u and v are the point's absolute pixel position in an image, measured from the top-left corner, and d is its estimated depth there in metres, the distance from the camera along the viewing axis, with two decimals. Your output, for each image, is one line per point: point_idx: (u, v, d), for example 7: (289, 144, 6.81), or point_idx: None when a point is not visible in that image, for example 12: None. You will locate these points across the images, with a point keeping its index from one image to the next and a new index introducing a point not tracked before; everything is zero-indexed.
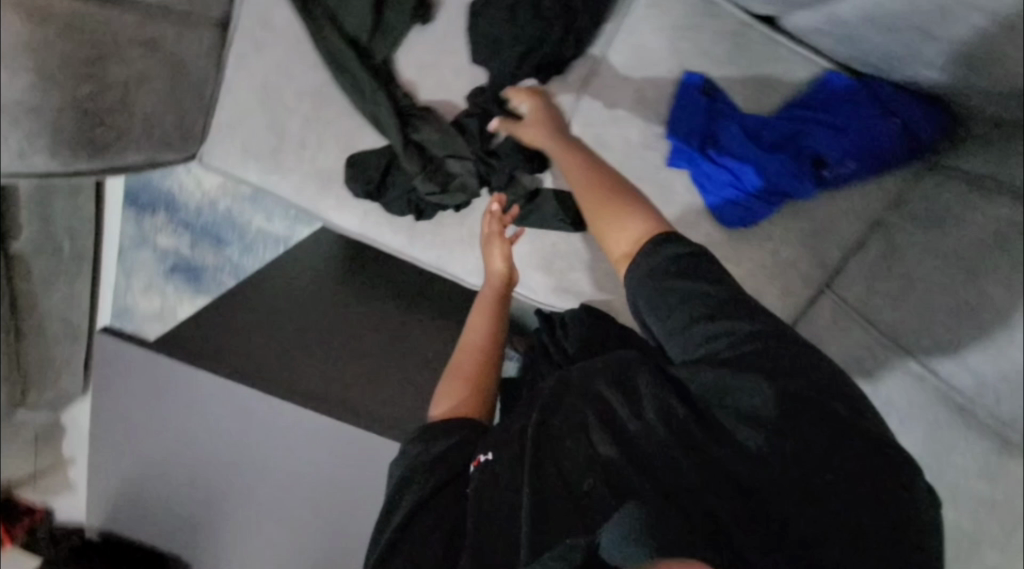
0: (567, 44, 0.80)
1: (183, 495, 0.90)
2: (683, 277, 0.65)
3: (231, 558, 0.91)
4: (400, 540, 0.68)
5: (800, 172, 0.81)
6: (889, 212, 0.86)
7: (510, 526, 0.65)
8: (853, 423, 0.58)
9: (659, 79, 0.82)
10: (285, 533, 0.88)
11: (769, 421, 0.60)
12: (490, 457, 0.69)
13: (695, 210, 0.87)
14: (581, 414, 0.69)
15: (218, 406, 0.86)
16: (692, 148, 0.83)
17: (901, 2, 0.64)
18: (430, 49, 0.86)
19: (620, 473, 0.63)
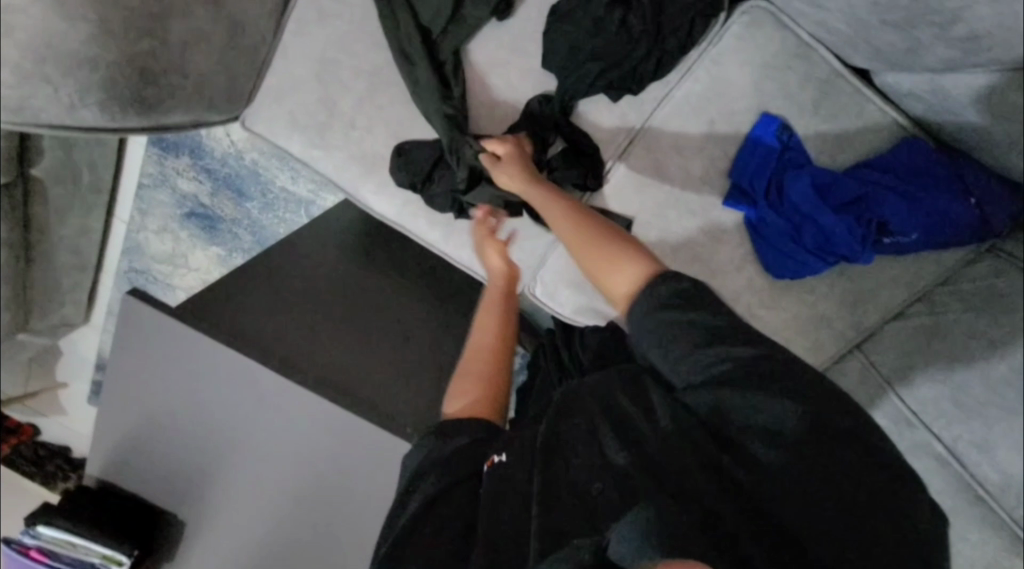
0: (647, 65, 0.76)
1: (186, 464, 0.87)
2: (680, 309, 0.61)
3: (224, 534, 0.87)
4: (408, 539, 0.63)
5: (864, 234, 0.77)
6: (938, 286, 0.82)
7: (520, 534, 0.60)
8: (854, 436, 0.56)
9: (735, 115, 0.78)
10: (285, 518, 0.84)
11: (783, 442, 0.57)
12: (504, 459, 0.65)
13: (743, 255, 0.83)
14: (593, 419, 0.64)
15: (226, 377, 0.82)
16: (756, 192, 0.80)
17: (1014, 90, 0.67)
18: (501, 44, 0.81)
19: (632, 483, 0.59)
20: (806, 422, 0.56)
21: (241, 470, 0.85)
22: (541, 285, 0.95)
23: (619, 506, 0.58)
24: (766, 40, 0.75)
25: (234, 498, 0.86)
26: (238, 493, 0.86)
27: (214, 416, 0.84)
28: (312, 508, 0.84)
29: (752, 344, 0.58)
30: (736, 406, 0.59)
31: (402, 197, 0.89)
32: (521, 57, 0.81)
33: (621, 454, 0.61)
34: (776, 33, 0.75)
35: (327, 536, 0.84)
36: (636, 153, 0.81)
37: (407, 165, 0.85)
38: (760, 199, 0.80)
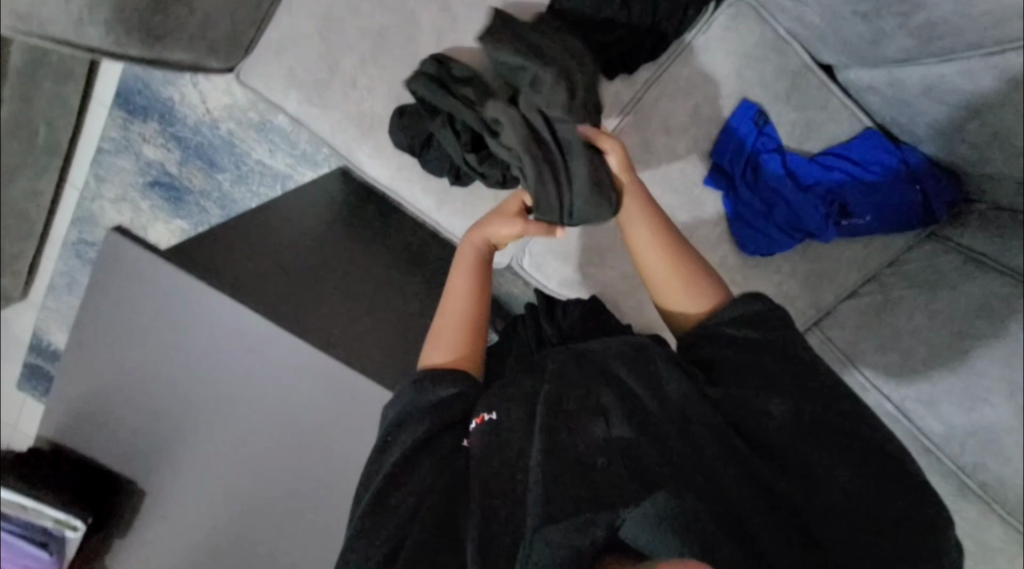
0: (643, 46, 0.82)
1: (147, 420, 0.83)
2: (736, 324, 0.72)
3: (185, 501, 0.84)
4: (393, 483, 0.70)
5: (827, 214, 0.86)
6: (886, 268, 0.91)
7: (512, 486, 0.68)
8: (851, 430, 0.68)
9: (719, 99, 0.85)
10: (256, 481, 0.82)
11: (784, 429, 0.68)
12: (495, 417, 0.71)
13: (719, 231, 0.90)
14: (590, 388, 0.71)
15: (211, 326, 0.79)
16: (733, 172, 0.87)
17: (966, 81, 0.72)
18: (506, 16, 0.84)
19: (638, 457, 0.68)
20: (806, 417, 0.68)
21: (219, 426, 0.82)
22: (529, 254, 0.99)
23: (621, 477, 0.67)
24: (749, 32, 0.83)
25: (208, 458, 0.82)
26: (213, 451, 0.82)
27: (194, 368, 0.80)
28: (291, 470, 0.81)
29: (788, 360, 0.69)
30: (732, 393, 0.70)
31: (397, 158, 0.90)
32: None
33: (622, 428, 0.70)
34: (757, 26, 0.83)
35: (303, 499, 0.81)
36: (627, 129, 0.86)
37: (408, 126, 0.85)
38: (737, 178, 0.87)
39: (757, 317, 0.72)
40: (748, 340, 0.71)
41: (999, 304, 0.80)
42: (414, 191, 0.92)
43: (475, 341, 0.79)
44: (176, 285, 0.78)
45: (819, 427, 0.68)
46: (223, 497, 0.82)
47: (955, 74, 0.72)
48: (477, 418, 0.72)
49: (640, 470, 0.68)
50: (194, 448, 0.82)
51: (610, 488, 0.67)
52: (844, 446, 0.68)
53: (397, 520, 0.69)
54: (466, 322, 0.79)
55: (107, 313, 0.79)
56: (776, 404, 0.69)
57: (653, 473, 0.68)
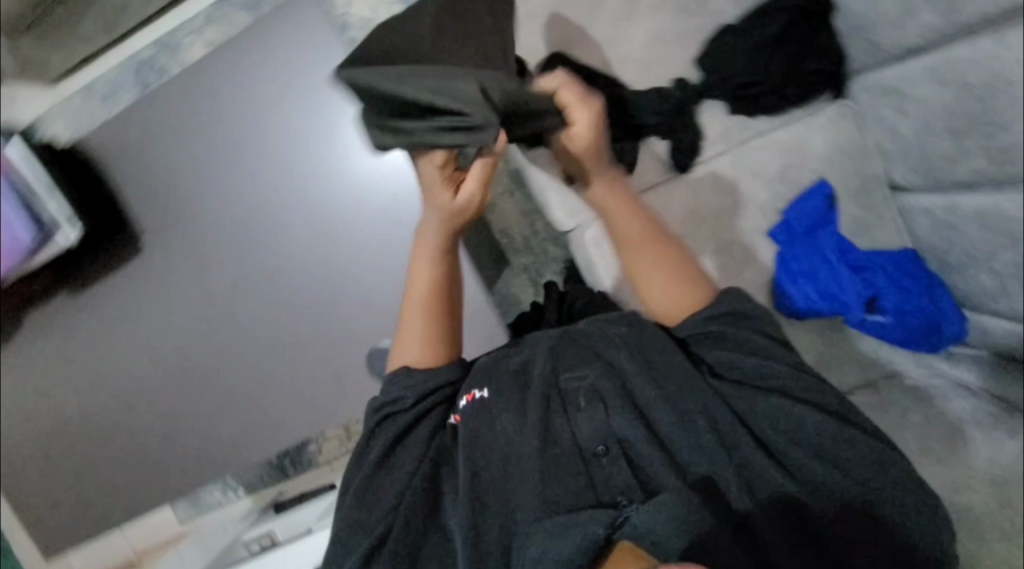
0: (764, 102, 0.97)
1: (181, 249, 0.84)
2: (724, 329, 0.78)
3: (185, 355, 0.87)
4: (398, 452, 0.77)
5: (861, 296, 0.97)
6: (884, 377, 1.02)
7: (512, 466, 0.76)
8: (874, 453, 0.72)
9: (807, 170, 1.00)
10: (276, 340, 0.87)
11: (802, 444, 0.74)
12: (485, 395, 0.78)
13: (764, 280, 1.02)
14: (583, 374, 0.79)
15: (323, 171, 0.83)
16: (796, 233, 0.99)
17: (1014, 208, 0.81)
18: (674, 28, 0.97)
19: (638, 453, 0.76)
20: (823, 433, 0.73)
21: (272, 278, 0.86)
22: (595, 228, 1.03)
23: (622, 468, 0.75)
24: (845, 131, 0.99)
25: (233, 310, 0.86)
26: (253, 299, 0.86)
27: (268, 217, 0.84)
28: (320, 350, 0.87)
29: (792, 373, 0.76)
30: (732, 403, 0.75)
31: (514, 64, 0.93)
32: (683, 42, 0.97)
33: (623, 416, 0.77)
34: (852, 129, 0.99)
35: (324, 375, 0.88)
36: (727, 161, 1.01)
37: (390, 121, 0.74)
38: (798, 238, 0.99)
39: (757, 315, 0.79)
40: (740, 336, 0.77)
41: (984, 420, 0.93)
42: None
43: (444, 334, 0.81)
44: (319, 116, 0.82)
45: (832, 439, 0.73)
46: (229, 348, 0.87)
47: (1009, 203, 0.81)
48: (466, 396, 0.79)
49: (639, 463, 0.76)
50: (224, 290, 0.85)
51: (610, 476, 0.75)
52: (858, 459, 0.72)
53: (394, 491, 0.75)
54: (424, 304, 0.80)
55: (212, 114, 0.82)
56: (786, 423, 0.74)
57: (656, 476, 0.75)
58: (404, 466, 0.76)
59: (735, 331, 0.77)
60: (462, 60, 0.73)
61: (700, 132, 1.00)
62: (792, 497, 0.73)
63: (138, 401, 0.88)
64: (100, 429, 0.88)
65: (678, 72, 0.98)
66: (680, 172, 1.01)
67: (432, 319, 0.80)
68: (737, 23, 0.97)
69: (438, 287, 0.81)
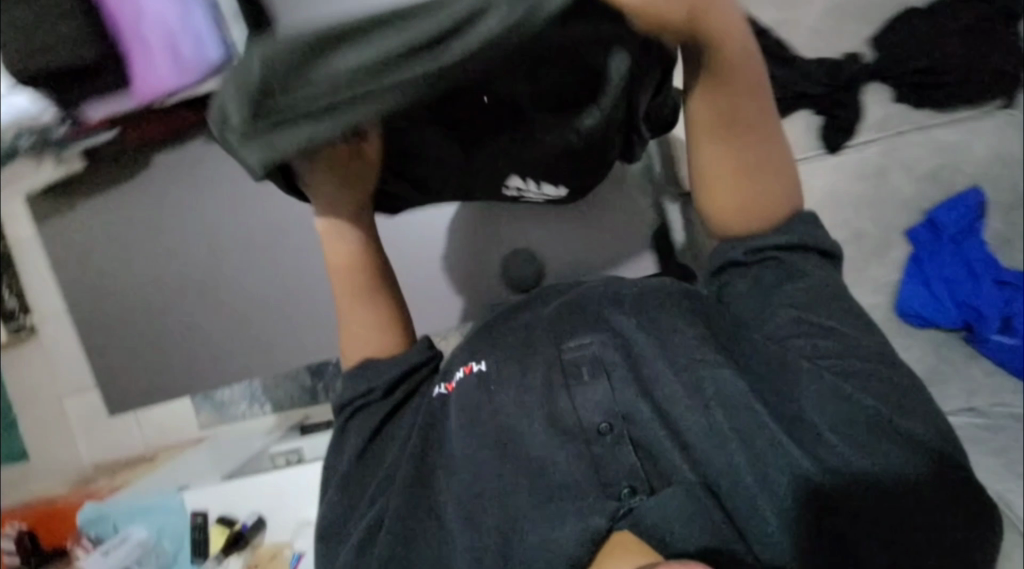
0: (933, 95, 0.94)
1: (210, 256, 1.15)
2: (774, 259, 0.73)
3: (225, 306, 1.17)
4: (394, 425, 0.84)
5: (998, 311, 0.93)
6: (989, 404, 1.00)
7: (514, 442, 0.75)
8: (918, 440, 0.67)
9: (961, 175, 0.96)
10: (295, 302, 1.14)
11: (840, 438, 0.68)
12: (484, 368, 0.80)
13: (891, 281, 0.99)
14: (584, 345, 0.78)
15: None
16: (941, 236, 0.96)
17: None
18: (857, 2, 0.93)
19: (641, 440, 0.74)
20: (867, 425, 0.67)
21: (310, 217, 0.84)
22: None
23: (632, 455, 0.74)
24: (1007, 141, 0.95)
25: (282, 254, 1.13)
26: (275, 269, 1.14)
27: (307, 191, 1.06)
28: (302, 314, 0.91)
29: (851, 342, 0.70)
30: (767, 390, 0.72)
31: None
32: (864, 17, 0.94)
33: (624, 392, 0.76)
34: (1014, 142, 0.95)
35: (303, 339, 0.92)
36: (879, 148, 0.97)
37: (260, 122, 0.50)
38: (942, 241, 0.96)
39: (804, 266, 0.72)
40: (763, 290, 0.73)
41: None
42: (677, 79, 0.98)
43: (397, 329, 0.85)
44: None
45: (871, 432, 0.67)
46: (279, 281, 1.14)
47: None
48: (465, 368, 0.82)
49: (658, 450, 0.73)
50: (254, 266, 1.14)
51: (626, 459, 0.73)
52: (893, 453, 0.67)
53: (380, 461, 0.82)
54: (359, 297, 0.82)
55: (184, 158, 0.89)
56: (818, 416, 0.69)
57: (672, 471, 0.72)
58: (401, 432, 0.83)
59: (756, 292, 0.75)
60: (302, 104, 0.49)
61: (859, 114, 0.95)
62: (828, 497, 0.67)
63: (192, 326, 1.19)
64: (162, 339, 1.20)
65: (851, 47, 0.94)
66: (827, 151, 0.98)
67: (382, 327, 0.84)
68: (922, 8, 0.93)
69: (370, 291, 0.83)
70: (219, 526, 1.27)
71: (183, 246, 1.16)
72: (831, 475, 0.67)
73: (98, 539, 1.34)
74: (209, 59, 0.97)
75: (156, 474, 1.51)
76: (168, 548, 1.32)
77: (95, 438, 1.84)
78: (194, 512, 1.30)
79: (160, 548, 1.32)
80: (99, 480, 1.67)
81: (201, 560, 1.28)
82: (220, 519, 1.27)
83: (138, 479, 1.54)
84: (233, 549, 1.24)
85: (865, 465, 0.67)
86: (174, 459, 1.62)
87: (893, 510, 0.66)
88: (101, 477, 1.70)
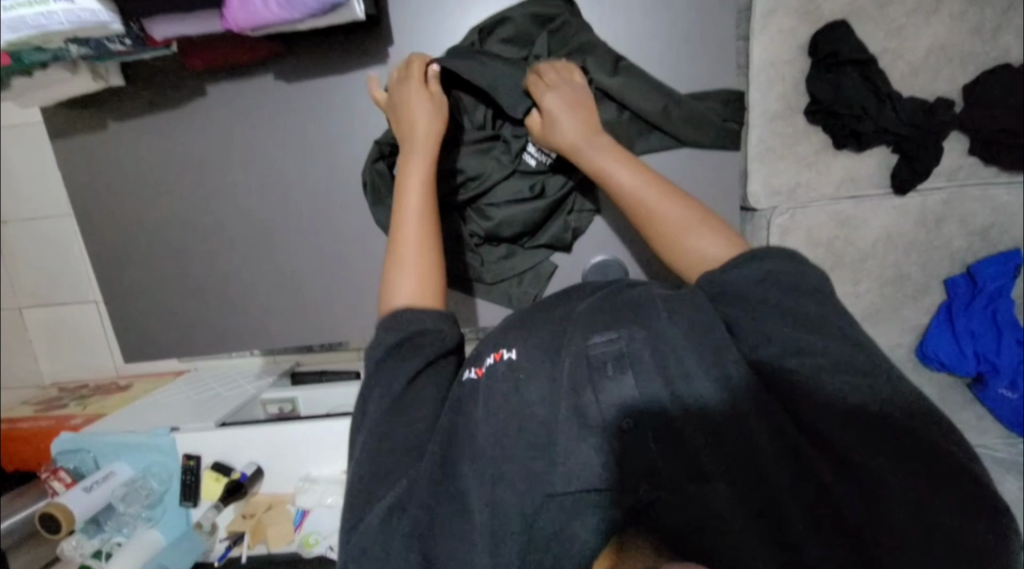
0: (1005, 155, 0.95)
1: (191, 177, 0.90)
2: (789, 283, 0.60)
3: (212, 249, 0.92)
4: (400, 410, 0.64)
5: (1011, 367, 1.00)
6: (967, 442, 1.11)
7: (535, 435, 0.60)
8: (933, 447, 0.52)
9: (1006, 236, 1.01)
10: (301, 238, 0.91)
11: (866, 438, 0.53)
12: (512, 354, 0.64)
13: (918, 324, 1.05)
14: (614, 338, 0.62)
15: (338, 104, 0.86)
16: (978, 290, 1.00)
17: None
18: (958, 47, 0.91)
19: (679, 439, 0.58)
20: (889, 429, 0.53)
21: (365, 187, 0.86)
22: (784, 217, 0.99)
23: (656, 460, 0.59)
24: None
25: (291, 199, 0.89)
26: (276, 195, 0.89)
27: (350, 117, 0.86)
28: (331, 256, 0.91)
29: (864, 361, 0.56)
30: (782, 411, 0.56)
31: (685, 58, 0.87)
32: (962, 63, 0.92)
33: (650, 383, 0.60)
34: None
35: (338, 277, 0.92)
36: (942, 197, 0.99)
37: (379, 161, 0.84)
38: (979, 295, 0.99)
39: (824, 298, 0.60)
40: (767, 294, 0.60)
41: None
42: (768, 92, 0.94)
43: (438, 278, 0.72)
44: (438, 34, 0.84)
45: (887, 438, 0.53)
46: (288, 230, 0.91)
47: None
48: (493, 354, 0.65)
49: (687, 457, 0.58)
50: (246, 198, 0.90)
51: (646, 464, 0.59)
52: (918, 460, 0.52)
53: (402, 451, 0.62)
54: (418, 221, 0.73)
55: (209, 109, 0.87)
56: (846, 424, 0.54)
57: (699, 498, 0.57)
58: (418, 429, 0.63)
59: (768, 296, 0.60)
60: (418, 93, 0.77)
61: (937, 160, 0.92)
62: (847, 509, 0.53)
63: (175, 276, 0.94)
64: (139, 295, 0.96)
65: (941, 92, 0.94)
66: (893, 193, 0.99)
67: (424, 268, 0.72)
68: (1017, 66, 0.92)
69: (430, 225, 0.74)
70: (214, 472, 1.22)
71: (170, 168, 0.89)
72: (841, 477, 0.54)
73: (76, 471, 1.27)
74: (309, 9, 0.66)
75: (132, 409, 1.36)
76: (154, 487, 1.27)
77: (57, 357, 1.60)
78: (186, 455, 1.23)
79: (147, 487, 1.27)
80: (67, 405, 1.48)
81: (190, 502, 1.24)
82: (214, 465, 1.22)
83: (115, 413, 1.37)
84: (231, 498, 1.21)
85: (850, 423, 0.54)
86: (154, 390, 1.47)
87: (890, 484, 0.52)
88: (67, 402, 1.50)
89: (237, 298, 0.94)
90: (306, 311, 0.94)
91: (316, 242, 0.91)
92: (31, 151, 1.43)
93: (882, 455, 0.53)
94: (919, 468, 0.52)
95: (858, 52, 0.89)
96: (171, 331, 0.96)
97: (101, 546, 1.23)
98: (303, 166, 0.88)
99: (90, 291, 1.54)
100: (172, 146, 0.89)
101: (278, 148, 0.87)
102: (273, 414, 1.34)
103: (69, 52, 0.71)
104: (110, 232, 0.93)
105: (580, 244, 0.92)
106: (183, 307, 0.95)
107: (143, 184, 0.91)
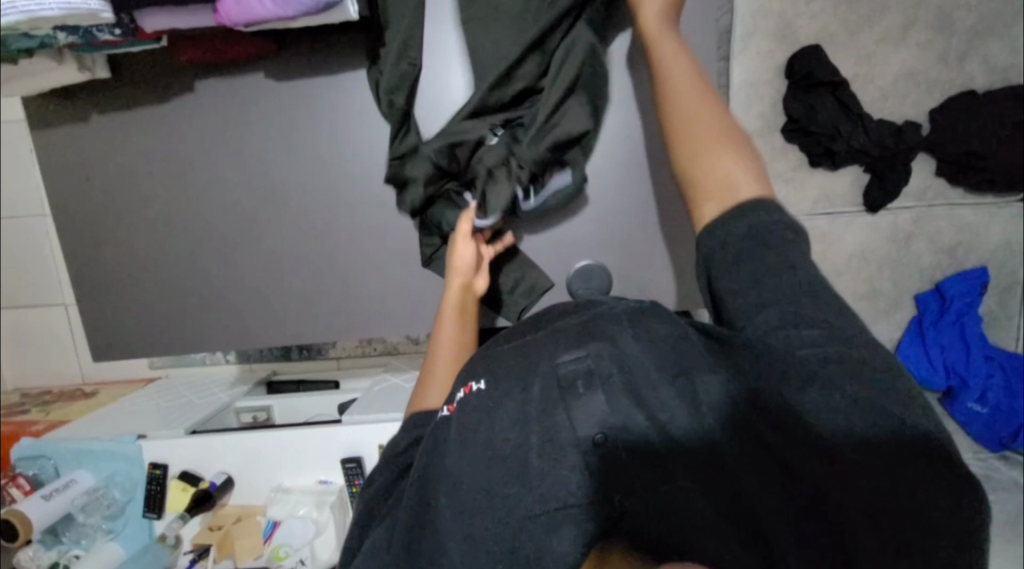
0: (971, 177, 1.00)
1: (172, 175, 0.89)
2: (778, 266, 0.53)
3: (191, 249, 0.91)
4: None
5: (980, 383, 1.03)
6: None
7: (503, 463, 0.55)
8: (923, 439, 0.46)
9: (973, 254, 1.05)
10: (280, 243, 0.90)
11: (845, 448, 0.48)
12: (480, 387, 0.59)
13: (892, 338, 1.08)
14: (581, 355, 0.58)
15: (324, 113, 0.87)
16: (946, 306, 1.03)
17: None
18: (926, 74, 0.97)
19: (655, 453, 0.55)
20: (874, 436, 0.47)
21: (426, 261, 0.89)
22: None
23: (633, 474, 0.55)
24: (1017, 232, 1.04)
25: (275, 200, 0.89)
26: (258, 198, 0.89)
27: (336, 122, 0.87)
28: (313, 262, 0.91)
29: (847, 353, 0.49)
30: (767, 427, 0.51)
31: None
32: (929, 88, 0.97)
33: (619, 398, 0.56)
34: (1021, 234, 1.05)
35: (320, 282, 0.91)
36: (911, 216, 1.03)
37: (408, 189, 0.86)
38: (948, 311, 1.03)
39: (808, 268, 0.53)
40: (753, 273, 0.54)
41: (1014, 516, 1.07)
42: (746, 110, 0.98)
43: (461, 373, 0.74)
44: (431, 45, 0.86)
45: (877, 447, 0.47)
46: (268, 232, 0.90)
47: None
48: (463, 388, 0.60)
49: (659, 465, 0.55)
50: (227, 198, 0.89)
51: (620, 477, 0.55)
52: (906, 458, 0.46)
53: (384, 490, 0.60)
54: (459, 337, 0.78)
55: (195, 112, 0.87)
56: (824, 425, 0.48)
57: (669, 501, 0.54)
58: None
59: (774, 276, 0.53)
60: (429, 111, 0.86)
61: (905, 178, 0.97)
62: (820, 511, 0.49)
63: (153, 276, 0.92)
64: (114, 294, 0.93)
65: (909, 116, 0.99)
66: (866, 211, 1.02)
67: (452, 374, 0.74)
68: (979, 92, 0.98)
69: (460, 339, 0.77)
70: (181, 482, 1.17)
71: (152, 164, 0.88)
72: (818, 481, 0.49)
73: (36, 479, 1.21)
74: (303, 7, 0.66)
75: (97, 415, 1.30)
76: (116, 498, 1.21)
77: (21, 360, 1.54)
78: (152, 464, 1.18)
79: (108, 497, 1.21)
80: (29, 411, 1.42)
81: (154, 514, 1.18)
82: (181, 475, 1.17)
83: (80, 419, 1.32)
84: (198, 508, 1.16)
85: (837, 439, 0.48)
86: (123, 397, 1.42)
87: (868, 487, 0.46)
88: (29, 408, 1.44)
89: (215, 302, 0.92)
90: (287, 318, 0.93)
91: (297, 247, 0.90)
92: (11, 150, 1.41)
93: (862, 457, 0.47)
94: (903, 469, 0.45)
95: (831, 75, 0.92)
96: (147, 330, 0.94)
97: (58, 558, 1.16)
98: (293, 165, 0.88)
99: (60, 292, 1.49)
100: (156, 142, 0.88)
101: (262, 147, 0.87)
102: (246, 423, 1.30)
103: (56, 40, 0.70)
104: (87, 227, 0.91)
105: (549, 245, 0.93)
106: (160, 310, 0.93)
107: (125, 181, 0.89)
